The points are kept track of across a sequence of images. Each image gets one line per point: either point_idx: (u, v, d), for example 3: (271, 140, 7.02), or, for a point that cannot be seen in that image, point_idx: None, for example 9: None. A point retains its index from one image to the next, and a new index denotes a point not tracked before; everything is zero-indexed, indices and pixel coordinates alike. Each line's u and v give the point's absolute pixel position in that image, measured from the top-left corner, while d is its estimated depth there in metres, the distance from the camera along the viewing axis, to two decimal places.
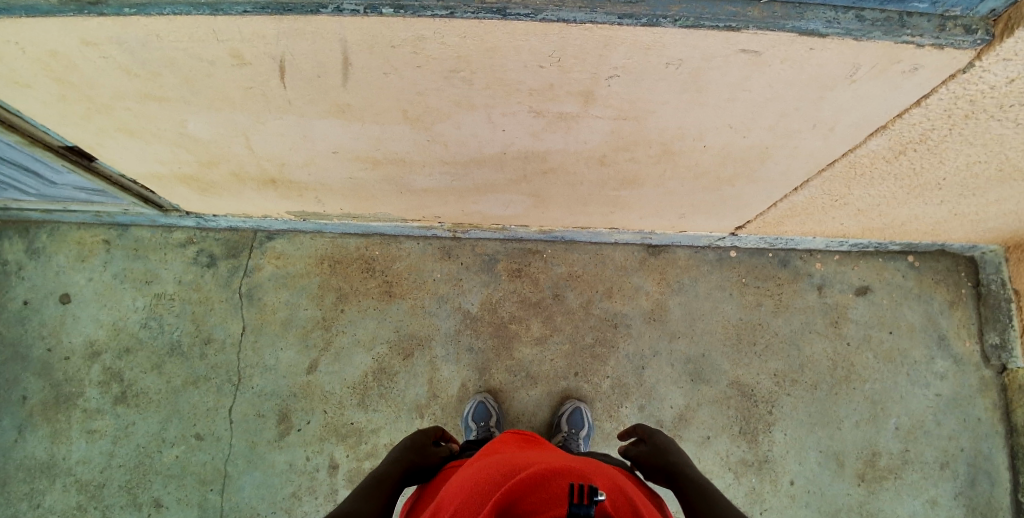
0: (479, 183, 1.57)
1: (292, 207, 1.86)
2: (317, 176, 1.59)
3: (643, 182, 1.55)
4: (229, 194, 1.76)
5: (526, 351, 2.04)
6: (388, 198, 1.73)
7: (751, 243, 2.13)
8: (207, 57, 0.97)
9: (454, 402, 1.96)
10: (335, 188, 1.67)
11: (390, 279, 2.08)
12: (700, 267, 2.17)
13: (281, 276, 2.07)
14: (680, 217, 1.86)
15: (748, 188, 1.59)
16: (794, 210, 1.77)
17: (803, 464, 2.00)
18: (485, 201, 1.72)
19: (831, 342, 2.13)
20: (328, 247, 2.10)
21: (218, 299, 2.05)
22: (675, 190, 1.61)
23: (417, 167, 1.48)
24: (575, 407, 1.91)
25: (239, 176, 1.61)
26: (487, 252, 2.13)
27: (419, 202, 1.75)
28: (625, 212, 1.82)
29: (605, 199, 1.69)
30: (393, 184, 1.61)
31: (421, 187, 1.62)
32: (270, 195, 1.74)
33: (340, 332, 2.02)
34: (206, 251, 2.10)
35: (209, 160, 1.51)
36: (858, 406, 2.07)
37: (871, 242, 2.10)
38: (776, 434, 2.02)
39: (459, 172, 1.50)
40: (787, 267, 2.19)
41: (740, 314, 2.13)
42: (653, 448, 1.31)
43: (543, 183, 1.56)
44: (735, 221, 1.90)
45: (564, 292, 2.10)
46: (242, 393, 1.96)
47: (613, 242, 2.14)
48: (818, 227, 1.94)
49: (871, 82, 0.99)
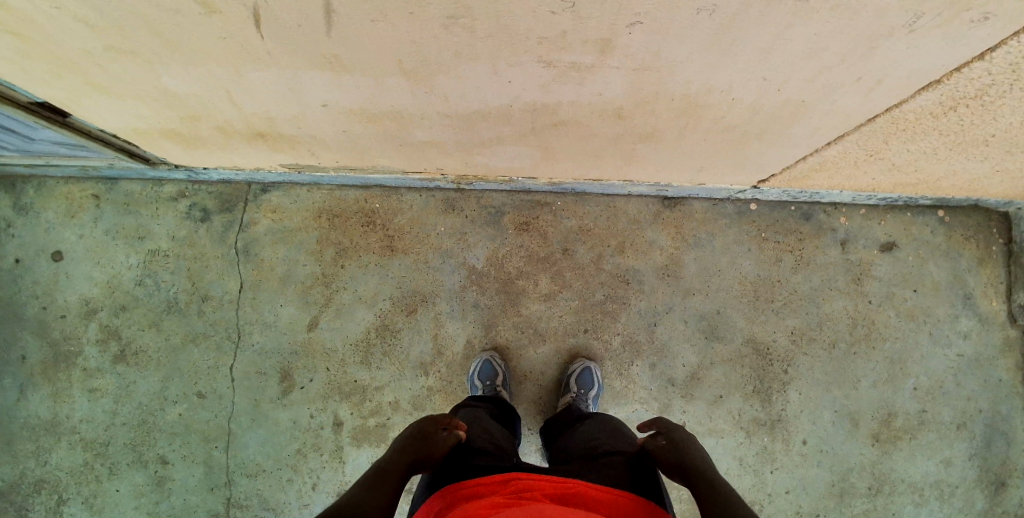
0: (485, 136, 1.43)
1: (285, 161, 1.73)
2: (309, 131, 1.44)
3: (658, 137, 1.40)
4: (220, 150, 1.65)
5: (534, 307, 1.97)
6: (386, 151, 1.59)
7: (773, 196, 2.01)
8: (174, 2, 0.86)
9: (460, 361, 1.94)
10: (329, 142, 1.53)
11: (392, 232, 1.99)
12: (717, 220, 2.05)
13: (278, 230, 2.03)
14: (698, 171, 1.71)
15: (769, 143, 1.44)
16: (821, 165, 1.63)
17: (816, 424, 1.99)
18: (490, 154, 1.58)
19: (852, 300, 2.06)
20: (326, 200, 2.02)
21: (214, 255, 2.04)
22: (695, 144, 1.47)
23: (410, 122, 1.35)
24: (584, 366, 1.87)
25: (227, 130, 1.47)
26: (493, 205, 2.02)
27: (417, 155, 1.61)
28: (639, 166, 1.67)
29: (619, 154, 1.55)
30: (391, 137, 1.47)
31: (421, 139, 1.47)
32: (261, 149, 1.61)
33: (342, 289, 1.97)
34: (199, 205, 2.07)
35: (192, 116, 1.39)
36: (876, 366, 2.03)
37: (901, 196, 1.97)
38: (791, 394, 1.99)
39: (461, 128, 1.37)
40: (810, 221, 2.08)
41: (758, 271, 2.04)
42: (668, 444, 1.21)
43: (552, 138, 1.42)
44: (758, 175, 1.75)
45: (575, 247, 2.00)
46: (241, 350, 1.98)
47: (627, 194, 2.02)
48: (849, 182, 1.80)
49: (931, 35, 0.89)
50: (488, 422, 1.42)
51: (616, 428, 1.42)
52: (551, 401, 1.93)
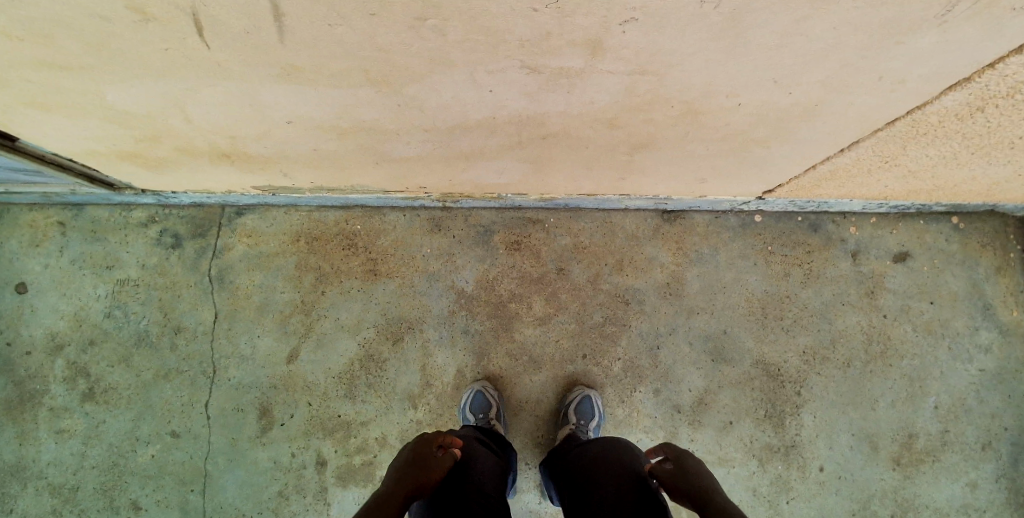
0: (468, 150, 1.30)
1: (256, 182, 1.61)
2: (278, 149, 1.32)
3: (661, 144, 1.28)
4: (187, 171, 1.52)
5: (528, 332, 1.85)
6: (364, 169, 1.46)
7: (779, 207, 1.90)
8: (101, 8, 0.75)
9: (451, 392, 1.81)
10: (301, 161, 1.40)
11: (375, 256, 1.89)
12: (720, 234, 1.94)
13: (253, 256, 1.91)
14: (702, 182, 1.59)
15: (783, 149, 1.32)
16: (833, 173, 1.51)
17: (833, 449, 1.88)
18: (476, 169, 1.46)
19: (865, 315, 1.94)
20: (304, 222, 1.91)
21: (186, 283, 1.91)
22: (697, 155, 1.35)
23: (390, 139, 1.24)
24: (584, 395, 1.75)
25: (188, 151, 1.35)
26: (482, 223, 1.92)
27: (399, 171, 1.48)
28: (638, 177, 1.55)
29: (617, 165, 1.44)
30: (367, 154, 1.34)
31: (400, 156, 1.35)
32: (229, 169, 1.49)
33: (322, 317, 1.85)
34: (169, 230, 1.95)
35: (147, 135, 1.26)
36: (893, 384, 1.92)
37: (913, 204, 1.86)
38: (804, 417, 1.89)
39: (442, 142, 1.25)
40: (819, 232, 1.97)
41: (765, 287, 1.92)
42: (677, 471, 1.14)
43: (542, 149, 1.30)
44: (764, 185, 1.64)
45: (570, 266, 1.89)
46: (217, 385, 1.85)
47: (624, 208, 1.91)
48: (861, 190, 1.69)
49: (966, 25, 0.79)
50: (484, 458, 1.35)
51: (621, 448, 1.32)
52: (549, 433, 1.81)
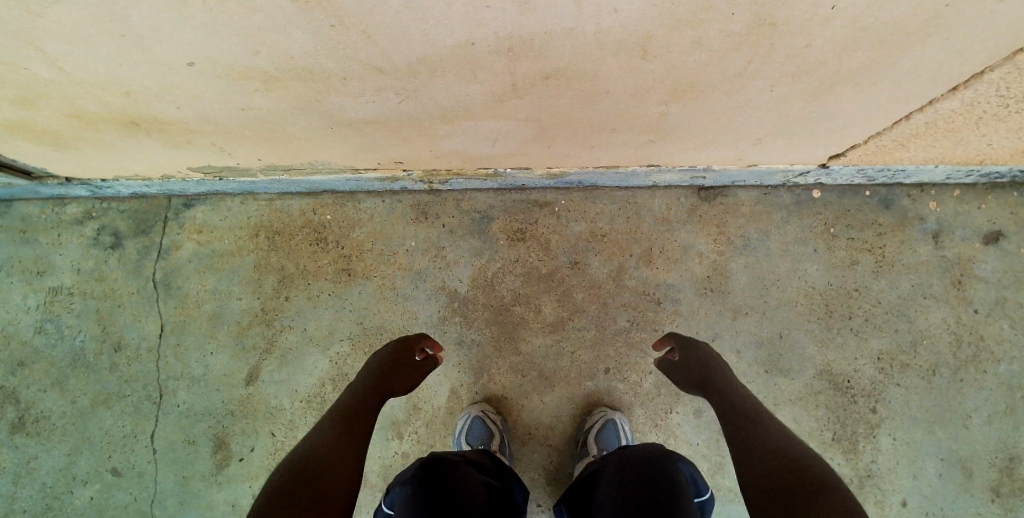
0: (448, 106, 0.93)
1: (194, 162, 1.29)
2: (197, 110, 0.97)
3: (704, 86, 0.89)
4: (101, 147, 1.19)
5: (537, 342, 1.51)
6: (319, 138, 1.11)
7: (842, 178, 1.53)
8: None
9: (443, 417, 1.49)
10: (235, 128, 1.06)
11: (348, 251, 1.58)
12: (771, 215, 1.58)
13: (205, 256, 1.60)
14: (752, 144, 1.21)
15: (874, 89, 0.94)
16: (923, 130, 1.13)
17: (918, 478, 1.49)
18: (456, 135, 1.08)
19: (951, 310, 1.54)
20: (263, 213, 1.60)
21: (128, 290, 1.59)
22: (757, 106, 0.98)
23: (332, 88, 0.87)
24: (608, 419, 1.40)
25: (85, 118, 1.02)
26: (478, 208, 1.59)
27: (362, 141, 1.13)
28: (668, 142, 1.17)
29: (640, 121, 1.04)
30: (316, 115, 0.98)
31: (359, 117, 0.99)
32: (151, 144, 1.16)
33: (286, 328, 1.53)
34: (109, 227, 1.63)
35: (14, 94, 0.92)
36: (990, 395, 1.51)
37: (1012, 170, 1.46)
38: (882, 440, 1.50)
39: (405, 93, 0.88)
40: (891, 209, 1.59)
41: (828, 279, 1.55)
42: (693, 367, 1.25)
43: (541, 103, 0.93)
44: (835, 147, 1.25)
45: (586, 258, 1.55)
46: (164, 414, 1.52)
47: (652, 185, 1.56)
48: (956, 150, 1.29)
49: None
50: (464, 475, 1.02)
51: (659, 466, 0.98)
52: (564, 466, 1.47)
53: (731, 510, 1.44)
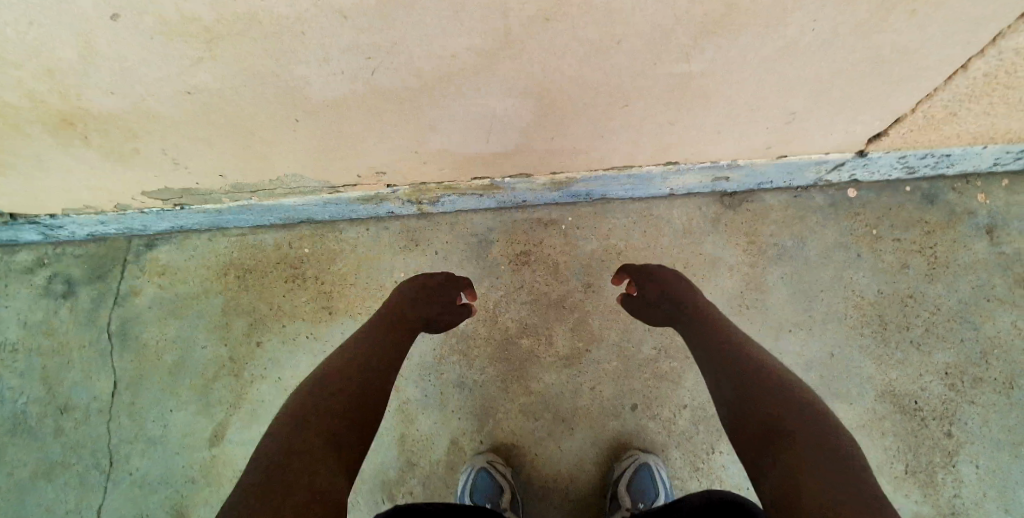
0: (433, 74, 0.77)
1: (145, 182, 1.12)
2: (133, 99, 0.80)
3: (734, 25, 0.70)
4: (40, 164, 1.02)
5: (551, 379, 1.29)
6: (286, 136, 0.94)
7: (881, 173, 1.35)
8: None
9: (443, 475, 1.24)
10: (184, 124, 0.89)
11: (329, 286, 1.39)
12: (805, 218, 1.40)
13: (166, 301, 1.41)
14: (786, 121, 1.02)
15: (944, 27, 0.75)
16: (983, 86, 0.93)
17: (1012, 513, 1.22)
18: (445, 124, 0.92)
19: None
20: (233, 249, 1.43)
21: (79, 343, 1.40)
22: (801, 62, 0.81)
23: (288, 51, 0.70)
24: (641, 464, 1.17)
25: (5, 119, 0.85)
26: (475, 230, 1.42)
27: (332, 142, 0.98)
28: (690, 122, 0.99)
29: (656, 90, 0.86)
30: (277, 96, 0.81)
31: (328, 98, 0.82)
32: (91, 156, 0.99)
33: (257, 378, 1.33)
34: (61, 274, 1.45)
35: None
36: None
37: None
38: (963, 469, 1.24)
39: (377, 55, 0.71)
40: (937, 206, 1.39)
41: (879, 286, 1.34)
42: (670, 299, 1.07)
43: (543, 58, 0.74)
44: (878, 121, 1.06)
45: (601, 280, 1.35)
46: (114, 484, 1.30)
47: (669, 194, 1.39)
48: (1011, 120, 1.10)
49: None
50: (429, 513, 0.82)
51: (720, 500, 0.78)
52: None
53: None
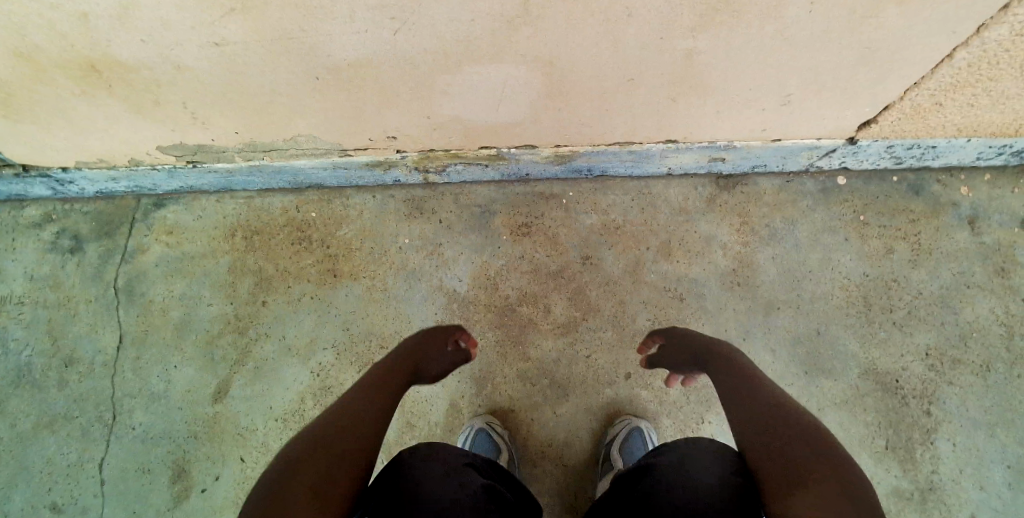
0: (448, 37, 0.83)
1: (160, 136, 1.16)
2: (156, 47, 0.86)
3: (739, 4, 0.76)
4: (57, 112, 1.06)
5: (548, 346, 1.33)
6: (302, 94, 1.00)
7: (868, 161, 1.42)
8: None
9: (441, 434, 1.28)
10: (204, 77, 0.95)
11: (335, 251, 1.42)
12: (796, 203, 1.45)
13: (173, 260, 1.43)
14: (780, 106, 1.09)
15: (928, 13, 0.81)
16: (966, 77, 1.00)
17: (986, 490, 1.23)
18: (457, 91, 0.99)
19: (1000, 301, 1.37)
20: (241, 212, 1.46)
21: (85, 298, 1.41)
22: (794, 44, 0.87)
23: (315, 7, 0.76)
24: (631, 428, 1.22)
25: (33, 61, 0.90)
26: (478, 203, 1.46)
27: (344, 104, 1.04)
28: (692, 102, 1.05)
29: (660, 66, 0.92)
30: (295, 52, 0.87)
31: (346, 56, 0.88)
32: (110, 104, 1.04)
33: (263, 337, 1.35)
34: (70, 231, 1.47)
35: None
36: None
37: None
38: (940, 445, 1.26)
39: (398, 16, 0.78)
40: (922, 196, 1.45)
41: (864, 269, 1.40)
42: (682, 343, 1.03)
43: (556, 28, 0.81)
44: (868, 109, 1.13)
45: (599, 253, 1.40)
46: (117, 437, 1.29)
47: (666, 174, 1.45)
48: (994, 112, 1.16)
49: None
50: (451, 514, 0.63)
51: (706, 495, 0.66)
52: (574, 486, 1.26)
53: None
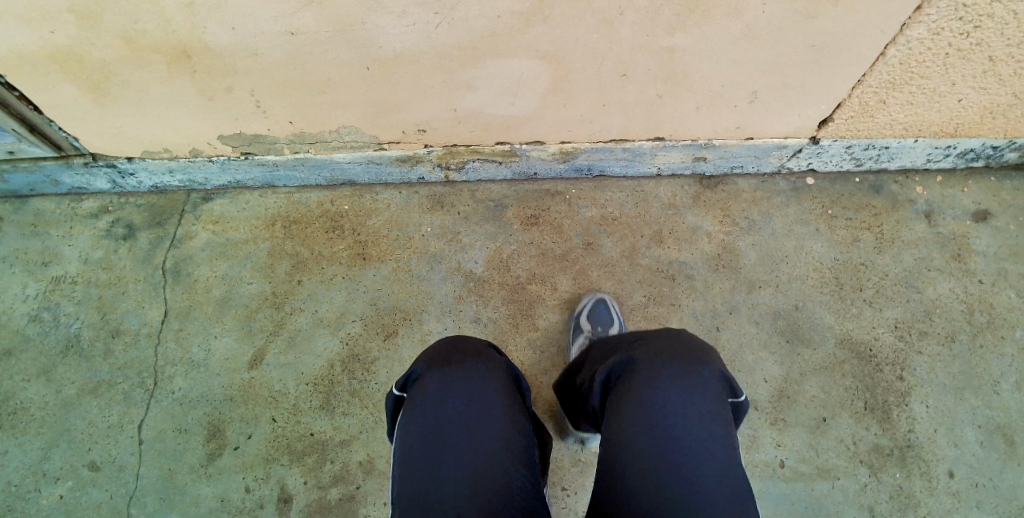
0: (475, 32, 1.06)
1: (223, 124, 1.37)
2: (243, 33, 1.06)
3: (703, 6, 1.00)
4: (142, 99, 1.26)
5: (554, 318, 1.48)
6: (350, 86, 1.22)
7: (833, 163, 1.63)
8: None
9: None
10: (275, 67, 1.16)
11: (364, 238, 1.59)
12: (771, 199, 1.65)
13: (218, 244, 1.59)
14: (749, 101, 1.31)
15: (856, 12, 1.05)
16: (900, 75, 1.24)
17: (960, 446, 1.32)
18: (479, 83, 1.21)
19: (958, 281, 1.52)
20: (281, 205, 1.64)
21: (135, 277, 1.55)
22: (752, 40, 1.11)
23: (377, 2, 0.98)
24: (596, 301, 1.43)
25: (136, 45, 1.09)
26: (491, 198, 1.65)
27: (383, 95, 1.25)
28: (676, 96, 1.28)
29: (649, 60, 1.15)
30: (351, 43, 1.09)
31: (393, 47, 1.10)
32: (187, 92, 1.24)
33: (297, 311, 1.49)
34: (123, 220, 1.63)
35: (83, 2, 0.97)
36: (1013, 361, 1.41)
37: (981, 145, 1.58)
38: (915, 407, 1.36)
39: (441, 10, 1.00)
40: (882, 193, 1.66)
41: (834, 255, 1.57)
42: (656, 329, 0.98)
43: (564, 22, 1.04)
44: (823, 105, 1.36)
45: (599, 240, 1.58)
46: (157, 401, 1.38)
47: (656, 174, 1.66)
48: (931, 111, 1.40)
49: None
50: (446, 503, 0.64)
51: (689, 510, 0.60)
52: (569, 441, 1.34)
53: (771, 488, 1.27)
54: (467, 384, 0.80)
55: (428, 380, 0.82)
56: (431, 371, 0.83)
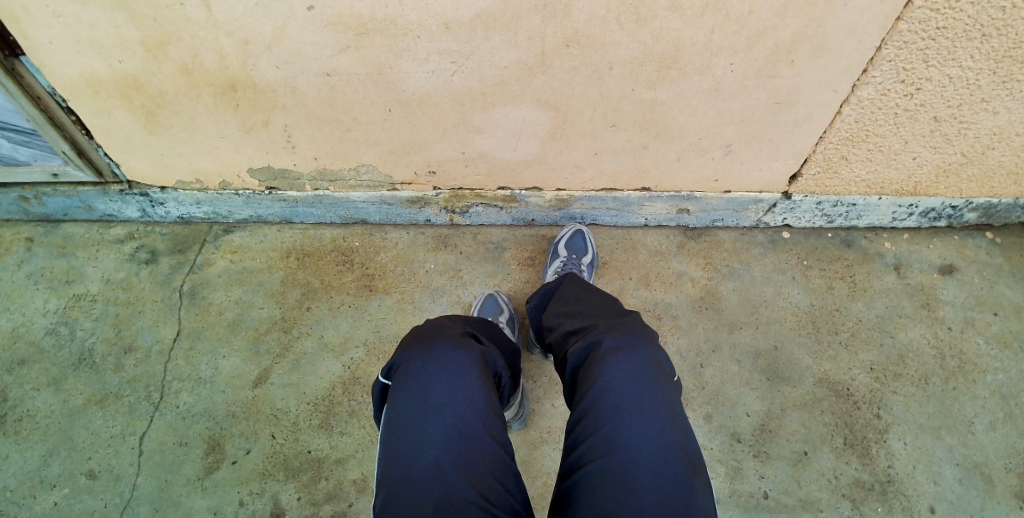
0: (487, 80, 1.26)
1: (257, 156, 1.54)
2: (290, 75, 1.26)
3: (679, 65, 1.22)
4: (191, 129, 1.44)
5: None
6: (377, 125, 1.40)
7: (805, 218, 1.80)
8: None
9: None
10: (312, 107, 1.35)
11: (372, 271, 1.71)
12: (750, 249, 1.80)
13: (234, 271, 1.70)
14: (725, 152, 1.51)
15: (802, 77, 1.27)
16: (857, 132, 1.44)
17: (939, 483, 1.36)
18: (489, 127, 1.41)
19: (928, 328, 1.63)
20: (296, 239, 1.78)
21: (152, 298, 1.64)
22: (722, 97, 1.31)
23: (406, 51, 1.19)
24: (575, 231, 1.72)
25: (196, 81, 1.28)
26: (492, 239, 1.79)
27: (404, 134, 1.44)
28: (663, 144, 1.47)
29: (636, 111, 1.35)
30: (381, 86, 1.29)
31: (417, 90, 1.29)
32: (232, 125, 1.42)
33: (303, 335, 1.57)
34: (147, 246, 1.76)
35: (163, 44, 1.18)
36: (986, 403, 1.48)
37: (940, 205, 1.76)
38: (893, 444, 1.42)
39: (458, 59, 1.21)
40: (853, 248, 1.81)
41: (810, 300, 1.69)
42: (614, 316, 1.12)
43: (563, 73, 1.24)
44: (790, 160, 1.55)
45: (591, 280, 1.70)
46: (160, 414, 1.43)
47: (643, 224, 1.82)
48: (890, 169, 1.59)
49: None
50: (431, 494, 0.71)
51: (632, 496, 0.71)
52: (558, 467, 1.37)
53: None
54: (455, 378, 0.87)
55: (416, 372, 0.88)
56: (420, 362, 0.89)
